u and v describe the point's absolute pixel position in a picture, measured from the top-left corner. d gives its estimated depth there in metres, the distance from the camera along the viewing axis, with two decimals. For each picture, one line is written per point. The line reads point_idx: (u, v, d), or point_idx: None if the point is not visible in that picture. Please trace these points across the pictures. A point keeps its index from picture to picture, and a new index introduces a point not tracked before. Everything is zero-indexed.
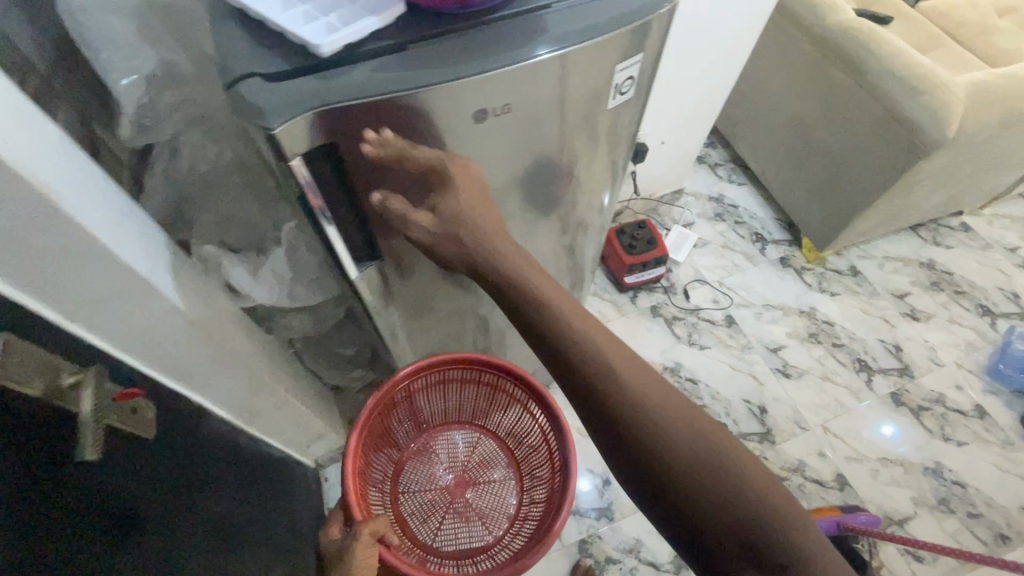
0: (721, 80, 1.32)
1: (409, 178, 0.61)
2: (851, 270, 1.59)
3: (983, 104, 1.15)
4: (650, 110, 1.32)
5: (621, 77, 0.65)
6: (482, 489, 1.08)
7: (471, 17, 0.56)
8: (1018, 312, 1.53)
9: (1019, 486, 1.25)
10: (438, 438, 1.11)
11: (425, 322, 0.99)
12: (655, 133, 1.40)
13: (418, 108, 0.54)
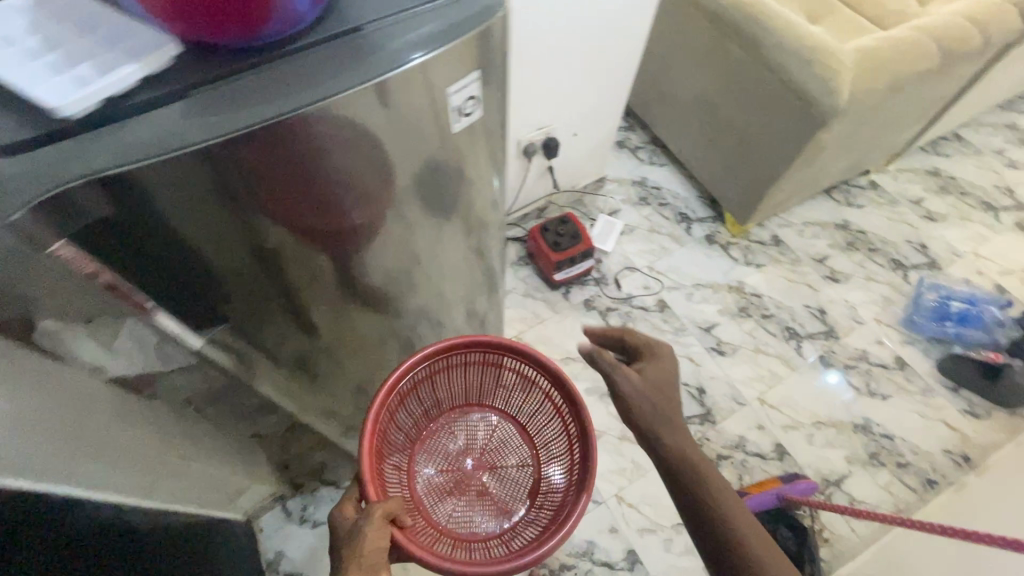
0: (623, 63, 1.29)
1: (237, 232, 0.55)
2: (773, 240, 1.63)
3: (870, 69, 1.17)
4: (540, 108, 1.26)
5: (460, 99, 0.60)
6: (500, 474, 1.02)
7: (272, 46, 0.49)
8: (927, 262, 1.60)
9: (940, 430, 1.32)
10: (456, 420, 1.05)
11: (340, 358, 0.92)
12: (562, 128, 1.36)
13: (280, 138, 0.48)
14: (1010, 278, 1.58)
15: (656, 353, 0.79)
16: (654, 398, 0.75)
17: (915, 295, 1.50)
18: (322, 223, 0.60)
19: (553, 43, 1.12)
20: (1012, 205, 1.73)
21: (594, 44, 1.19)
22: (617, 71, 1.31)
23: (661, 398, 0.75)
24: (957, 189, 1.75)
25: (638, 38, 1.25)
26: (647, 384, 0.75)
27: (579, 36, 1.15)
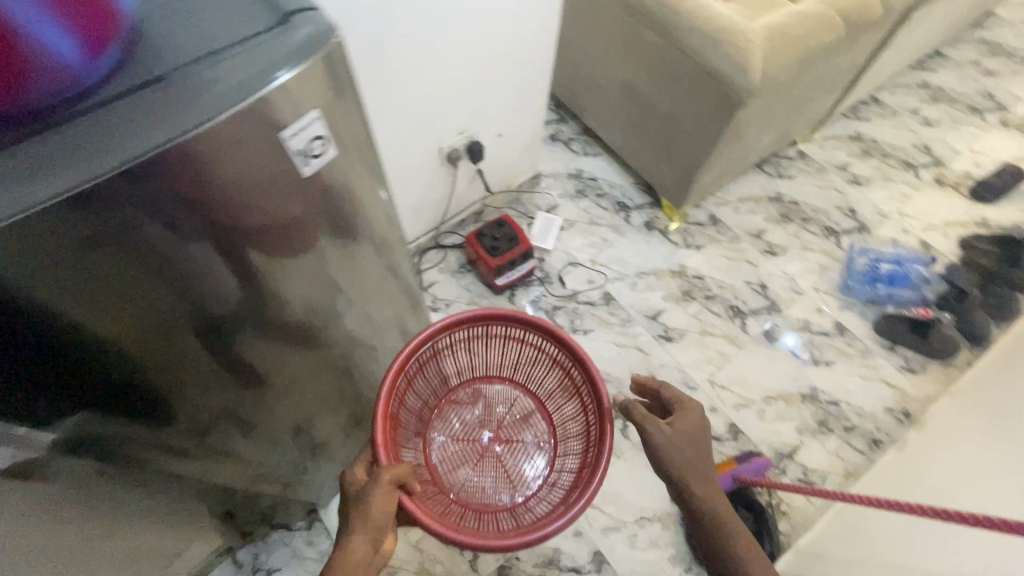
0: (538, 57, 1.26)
1: (133, 284, 0.49)
2: (711, 219, 1.64)
3: (778, 45, 1.17)
4: (451, 116, 1.20)
5: (301, 140, 0.52)
6: (514, 448, 1.04)
7: (88, 86, 0.43)
8: (857, 226, 1.64)
9: (881, 389, 1.36)
10: (474, 391, 1.07)
11: (276, 402, 0.85)
12: (486, 128, 1.32)
13: (124, 189, 0.43)
14: (933, 233, 1.64)
15: (684, 407, 0.94)
16: (682, 447, 0.89)
17: (848, 260, 1.54)
18: (221, 266, 0.55)
19: (411, 63, 1.02)
20: (931, 162, 1.79)
21: (495, 39, 1.13)
22: (533, 62, 1.26)
23: (686, 447, 0.90)
24: (879, 152, 1.81)
25: (551, 25, 1.21)
26: (678, 436, 0.90)
27: (443, 48, 1.05)
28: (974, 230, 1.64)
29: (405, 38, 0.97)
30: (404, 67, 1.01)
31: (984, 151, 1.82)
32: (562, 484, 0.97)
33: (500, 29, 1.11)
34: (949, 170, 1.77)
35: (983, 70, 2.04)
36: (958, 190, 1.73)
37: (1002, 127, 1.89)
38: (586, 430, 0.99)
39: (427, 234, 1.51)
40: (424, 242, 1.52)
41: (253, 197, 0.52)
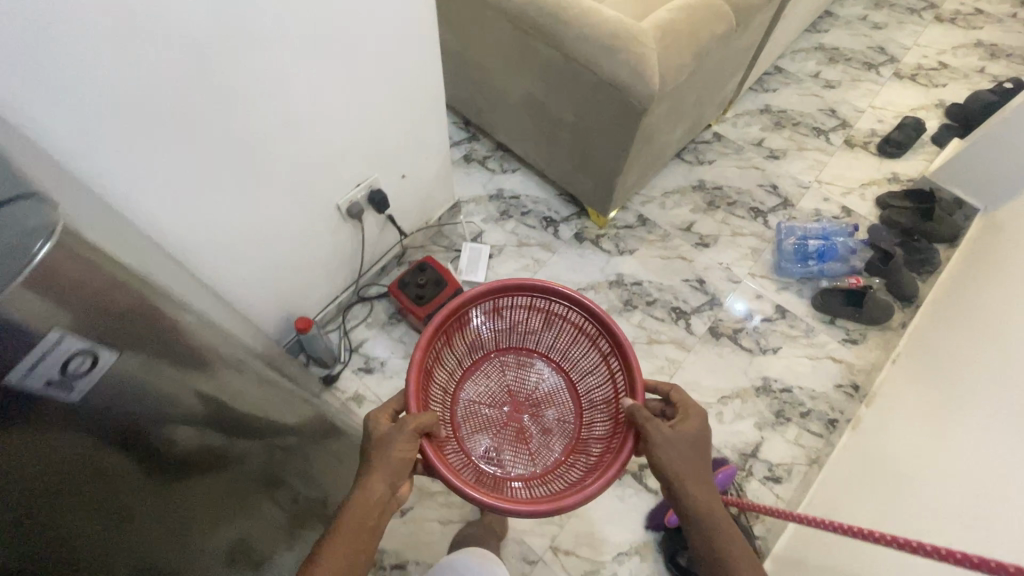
0: (425, 89, 1.17)
1: None
2: (640, 220, 1.60)
3: (671, 45, 1.12)
4: (334, 173, 1.09)
5: (54, 362, 0.43)
6: (537, 418, 1.28)
7: None
8: (781, 201, 1.64)
9: (829, 366, 1.37)
10: (508, 361, 1.32)
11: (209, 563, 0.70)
12: (386, 172, 1.21)
13: None
14: (852, 197, 1.66)
15: (689, 412, 0.96)
16: (684, 449, 0.92)
17: (778, 240, 1.54)
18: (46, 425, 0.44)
19: (225, 158, 0.88)
20: (839, 124, 1.82)
21: (358, 82, 1.01)
22: (416, 91, 1.15)
23: (687, 450, 0.91)
24: (789, 122, 1.81)
25: (430, 52, 1.11)
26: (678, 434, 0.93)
27: (265, 128, 0.91)
28: (888, 188, 1.68)
29: (203, 132, 0.83)
30: (217, 166, 0.87)
31: (885, 106, 1.86)
32: (581, 464, 1.18)
33: (359, 70, 0.99)
34: (856, 130, 1.80)
35: (871, 25, 2.08)
36: (867, 149, 1.76)
37: (897, 79, 1.94)
38: (611, 410, 1.20)
39: (348, 290, 1.39)
40: (345, 298, 1.40)
41: (44, 408, 0.43)
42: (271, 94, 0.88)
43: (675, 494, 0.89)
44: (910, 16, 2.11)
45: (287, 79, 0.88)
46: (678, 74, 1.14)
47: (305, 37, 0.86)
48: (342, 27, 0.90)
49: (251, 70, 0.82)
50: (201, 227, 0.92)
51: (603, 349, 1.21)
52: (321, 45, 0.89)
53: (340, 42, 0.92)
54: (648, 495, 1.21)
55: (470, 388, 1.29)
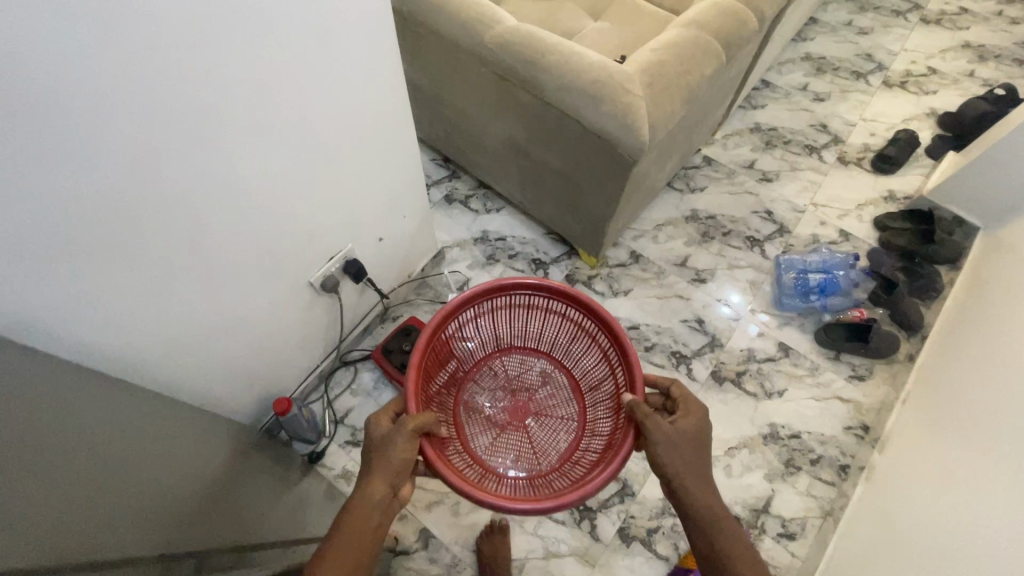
0: (397, 150, 1.08)
1: None
2: (633, 256, 1.53)
3: (661, 91, 1.05)
4: (301, 246, 1.01)
5: None
6: (541, 417, 1.30)
7: None
8: (777, 228, 1.58)
9: (838, 407, 1.32)
10: (512, 362, 1.35)
11: None
12: (361, 235, 1.13)
13: None
14: (849, 219, 1.60)
15: (688, 407, 0.95)
16: (685, 446, 0.91)
17: (777, 273, 1.48)
18: None
19: (172, 251, 0.79)
20: (831, 140, 1.76)
21: (319, 157, 0.92)
22: (389, 149, 1.06)
23: (687, 448, 0.91)
24: (780, 140, 1.75)
25: (400, 111, 1.02)
26: (679, 433, 0.91)
27: (217, 213, 0.82)
28: (885, 207, 1.62)
29: (136, 238, 0.72)
30: (161, 261, 0.78)
31: (875, 117, 1.80)
32: (585, 461, 1.19)
33: (321, 138, 0.90)
34: (849, 145, 1.74)
35: (856, 30, 2.02)
36: (861, 165, 1.70)
37: (886, 88, 1.88)
38: (613, 403, 1.21)
39: (329, 357, 1.30)
40: (327, 365, 1.31)
41: None
42: (221, 178, 0.78)
43: (677, 494, 0.89)
44: (894, 19, 2.05)
45: (239, 160, 0.79)
46: (669, 120, 1.07)
47: (256, 115, 0.77)
48: (294, 105, 0.81)
49: (194, 158, 0.73)
50: (148, 326, 0.82)
51: (603, 346, 1.23)
52: (275, 120, 0.80)
53: (297, 113, 0.83)
54: (659, 562, 1.16)
55: (473, 390, 1.32)
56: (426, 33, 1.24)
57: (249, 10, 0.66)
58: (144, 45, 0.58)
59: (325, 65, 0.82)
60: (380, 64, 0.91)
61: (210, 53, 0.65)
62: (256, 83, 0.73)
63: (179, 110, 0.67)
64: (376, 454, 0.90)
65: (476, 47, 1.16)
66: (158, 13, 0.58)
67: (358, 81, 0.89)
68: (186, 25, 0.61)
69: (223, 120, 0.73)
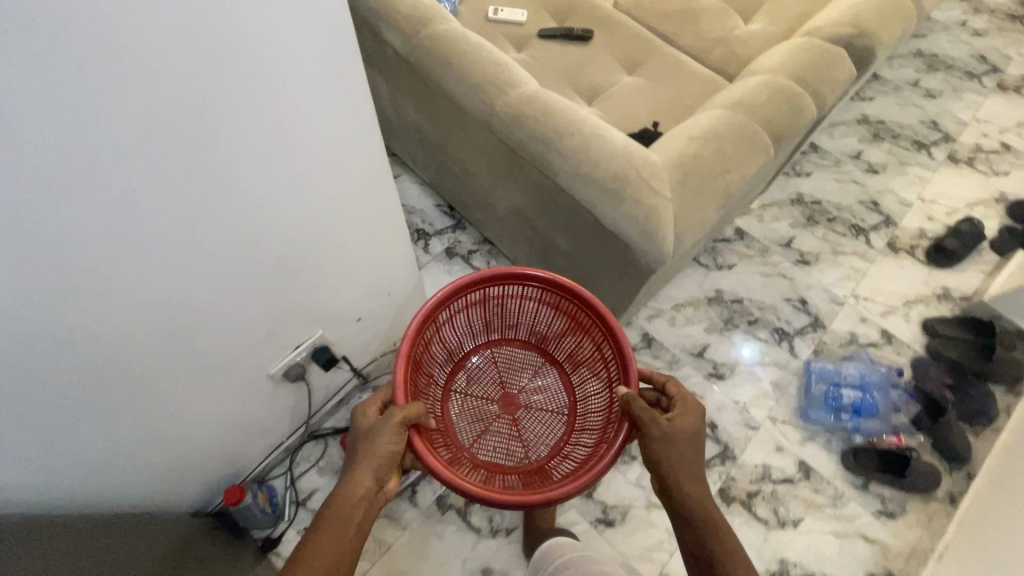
0: (382, 237, 0.96)
1: None
2: (645, 340, 1.38)
3: (694, 194, 0.90)
4: (270, 329, 0.88)
5: None
6: (531, 411, 1.18)
7: None
8: (811, 321, 1.41)
9: (861, 548, 1.16)
10: (503, 353, 1.22)
11: None
12: (337, 317, 1.00)
13: None
14: (894, 318, 1.42)
15: (686, 403, 0.89)
16: (681, 445, 0.85)
17: (805, 380, 1.32)
18: None
19: (122, 357, 0.68)
20: (882, 220, 1.56)
21: (287, 261, 0.80)
22: (377, 233, 0.94)
23: (684, 445, 0.85)
24: (823, 217, 1.56)
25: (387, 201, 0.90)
26: (674, 430, 0.86)
27: (176, 303, 0.69)
28: (937, 308, 1.43)
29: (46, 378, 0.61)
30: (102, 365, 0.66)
31: (935, 199, 1.60)
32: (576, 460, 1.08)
33: (309, 216, 0.77)
34: (902, 229, 1.55)
35: (922, 92, 1.81)
36: (913, 255, 1.51)
37: (951, 164, 1.67)
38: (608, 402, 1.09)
39: (297, 432, 1.20)
40: (295, 440, 1.21)
41: None
42: (183, 268, 0.66)
43: (669, 490, 0.85)
44: (967, 83, 1.83)
45: (207, 247, 0.66)
46: (699, 227, 0.92)
47: (230, 199, 0.64)
48: (253, 219, 0.69)
49: (147, 253, 0.60)
50: (84, 429, 0.71)
51: (599, 340, 1.11)
52: (255, 202, 0.67)
53: (281, 203, 0.71)
54: None
55: (460, 382, 1.19)
56: (434, 88, 1.11)
57: (214, 89, 0.53)
58: (70, 143, 0.46)
59: (298, 173, 0.69)
60: (365, 160, 0.79)
61: (164, 139, 0.52)
62: (230, 164, 0.60)
63: (125, 208, 0.54)
64: (362, 443, 0.86)
65: (487, 115, 1.02)
66: (85, 105, 0.45)
67: (336, 184, 0.77)
68: (130, 112, 0.48)
69: (188, 211, 0.60)
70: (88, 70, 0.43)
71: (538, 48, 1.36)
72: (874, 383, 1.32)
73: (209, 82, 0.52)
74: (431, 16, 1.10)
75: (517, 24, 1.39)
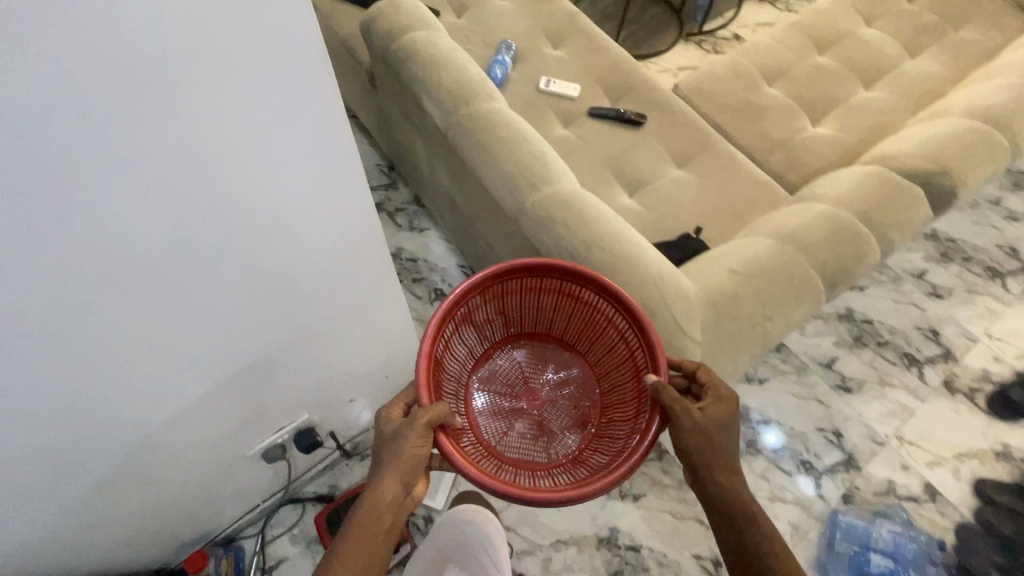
0: (378, 322, 0.93)
1: None
2: (657, 450, 1.28)
3: (727, 340, 0.81)
4: (254, 399, 0.86)
5: None
6: (556, 405, 1.12)
7: None
8: (845, 459, 1.27)
9: None
10: (522, 347, 1.15)
11: None
12: (325, 389, 0.98)
13: None
14: (942, 471, 1.26)
15: (722, 392, 0.73)
16: (713, 438, 0.70)
17: (828, 531, 1.19)
18: None
19: (92, 442, 0.70)
20: (940, 353, 1.41)
21: (268, 350, 0.80)
22: (372, 318, 0.91)
23: (720, 437, 0.71)
24: (873, 339, 1.43)
25: (384, 289, 0.87)
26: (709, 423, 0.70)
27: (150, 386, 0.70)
28: (993, 467, 1.27)
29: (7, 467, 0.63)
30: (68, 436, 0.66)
31: (1005, 337, 1.44)
32: (604, 453, 1.02)
33: (302, 292, 0.75)
34: (962, 367, 1.39)
35: (1003, 213, 1.65)
36: (972, 400, 1.35)
37: None
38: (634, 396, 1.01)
39: (275, 495, 1.15)
40: (271, 503, 1.16)
41: None
42: (165, 340, 0.65)
43: (699, 481, 0.72)
44: None
45: (190, 321, 0.66)
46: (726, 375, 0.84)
47: (220, 280, 0.63)
48: (229, 316, 0.69)
49: (120, 330, 0.60)
50: (41, 499, 0.71)
51: (621, 330, 1.01)
52: (244, 277, 0.66)
53: (262, 300, 0.71)
54: None
55: (481, 376, 1.13)
56: (467, 167, 1.06)
57: (195, 182, 0.52)
58: (33, 241, 0.45)
59: (279, 275, 0.69)
60: (358, 257, 0.77)
61: (139, 227, 0.51)
62: (205, 273, 0.61)
63: (96, 290, 0.54)
64: (386, 447, 0.82)
65: (516, 209, 0.96)
66: (53, 235, 0.46)
67: (324, 279, 0.76)
68: (97, 243, 0.50)
69: (163, 307, 0.61)
70: (51, 176, 0.42)
71: (586, 127, 1.30)
72: (910, 555, 1.17)
73: (189, 175, 0.51)
74: (475, 93, 1.06)
75: (568, 99, 1.33)
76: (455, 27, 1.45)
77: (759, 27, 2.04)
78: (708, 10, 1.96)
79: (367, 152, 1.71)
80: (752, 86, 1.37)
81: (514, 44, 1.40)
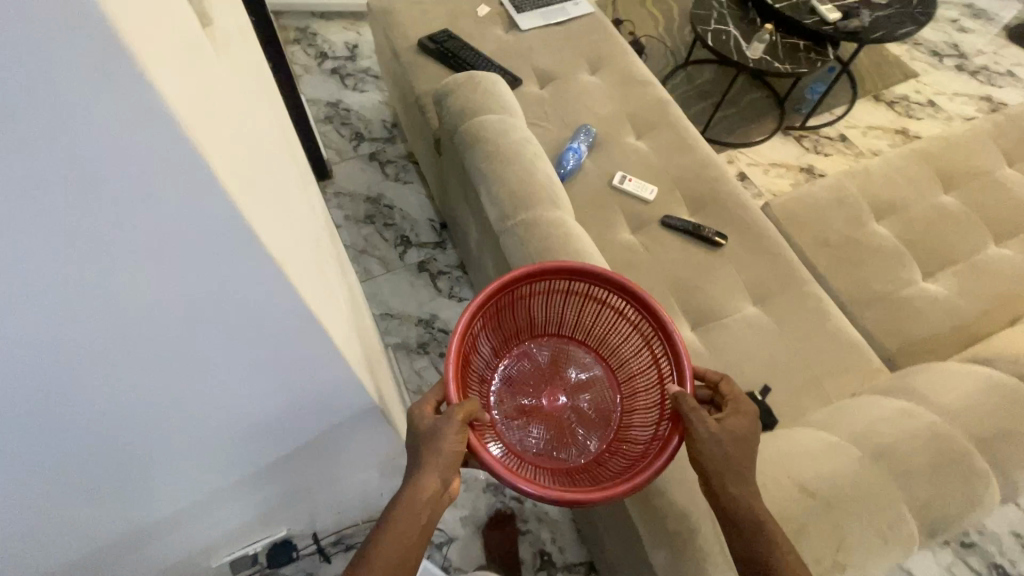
0: (364, 454, 0.86)
1: None
2: None
3: None
4: (218, 508, 0.78)
5: None
6: (579, 407, 1.07)
7: None
8: None
9: None
10: (547, 347, 1.11)
11: None
12: (311, 493, 0.89)
13: None
14: None
15: (740, 407, 0.75)
16: (729, 451, 0.70)
17: None
18: None
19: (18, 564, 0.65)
20: None
21: (230, 483, 0.74)
22: (352, 454, 0.83)
23: (738, 450, 0.70)
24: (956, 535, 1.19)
25: (370, 432, 0.80)
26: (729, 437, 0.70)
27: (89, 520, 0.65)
28: None
29: None
30: None
31: None
32: (625, 454, 0.97)
33: (263, 414, 0.64)
34: None
35: None
36: None
37: None
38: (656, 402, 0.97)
39: None
40: None
41: None
42: (103, 481, 0.60)
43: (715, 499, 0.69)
44: None
45: (113, 446, 0.56)
46: None
47: (167, 429, 0.58)
48: (181, 458, 0.64)
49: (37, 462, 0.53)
50: None
51: (645, 334, 0.96)
52: (196, 425, 0.60)
53: (220, 444, 0.65)
54: None
55: (505, 374, 1.08)
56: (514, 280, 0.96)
57: (106, 324, 0.43)
58: None
59: (238, 424, 0.63)
60: (338, 410, 0.70)
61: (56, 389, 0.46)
62: (147, 426, 0.56)
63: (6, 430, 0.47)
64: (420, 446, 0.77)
65: None
66: None
67: (298, 429, 0.69)
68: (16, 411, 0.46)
69: (103, 456, 0.57)
70: None
71: (657, 237, 1.17)
72: None
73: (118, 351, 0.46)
74: (535, 194, 0.96)
75: (643, 201, 1.20)
76: (534, 98, 1.36)
77: (871, 130, 1.84)
78: (816, 106, 1.78)
79: (421, 206, 1.64)
80: (857, 221, 1.19)
81: (594, 130, 1.29)
